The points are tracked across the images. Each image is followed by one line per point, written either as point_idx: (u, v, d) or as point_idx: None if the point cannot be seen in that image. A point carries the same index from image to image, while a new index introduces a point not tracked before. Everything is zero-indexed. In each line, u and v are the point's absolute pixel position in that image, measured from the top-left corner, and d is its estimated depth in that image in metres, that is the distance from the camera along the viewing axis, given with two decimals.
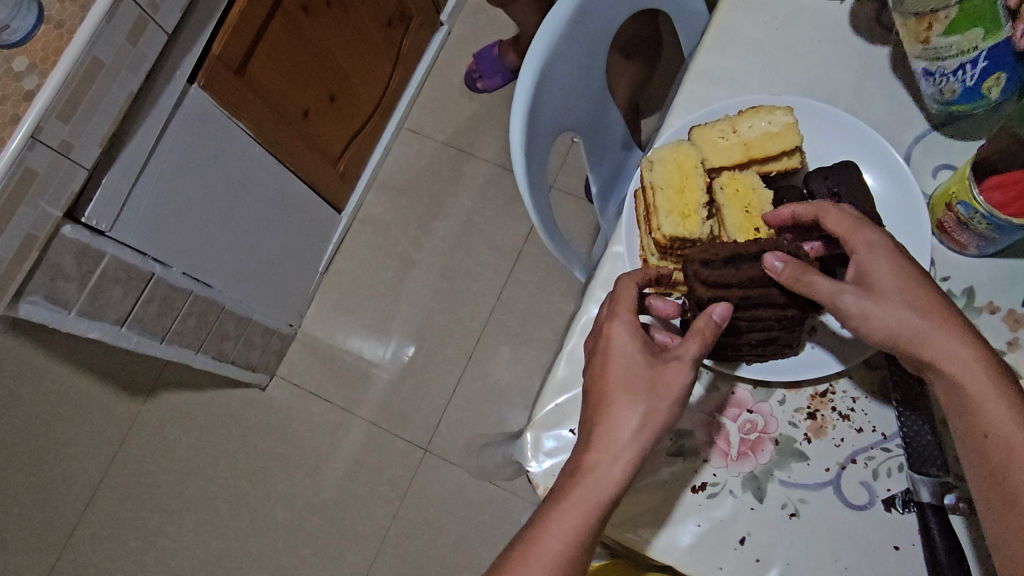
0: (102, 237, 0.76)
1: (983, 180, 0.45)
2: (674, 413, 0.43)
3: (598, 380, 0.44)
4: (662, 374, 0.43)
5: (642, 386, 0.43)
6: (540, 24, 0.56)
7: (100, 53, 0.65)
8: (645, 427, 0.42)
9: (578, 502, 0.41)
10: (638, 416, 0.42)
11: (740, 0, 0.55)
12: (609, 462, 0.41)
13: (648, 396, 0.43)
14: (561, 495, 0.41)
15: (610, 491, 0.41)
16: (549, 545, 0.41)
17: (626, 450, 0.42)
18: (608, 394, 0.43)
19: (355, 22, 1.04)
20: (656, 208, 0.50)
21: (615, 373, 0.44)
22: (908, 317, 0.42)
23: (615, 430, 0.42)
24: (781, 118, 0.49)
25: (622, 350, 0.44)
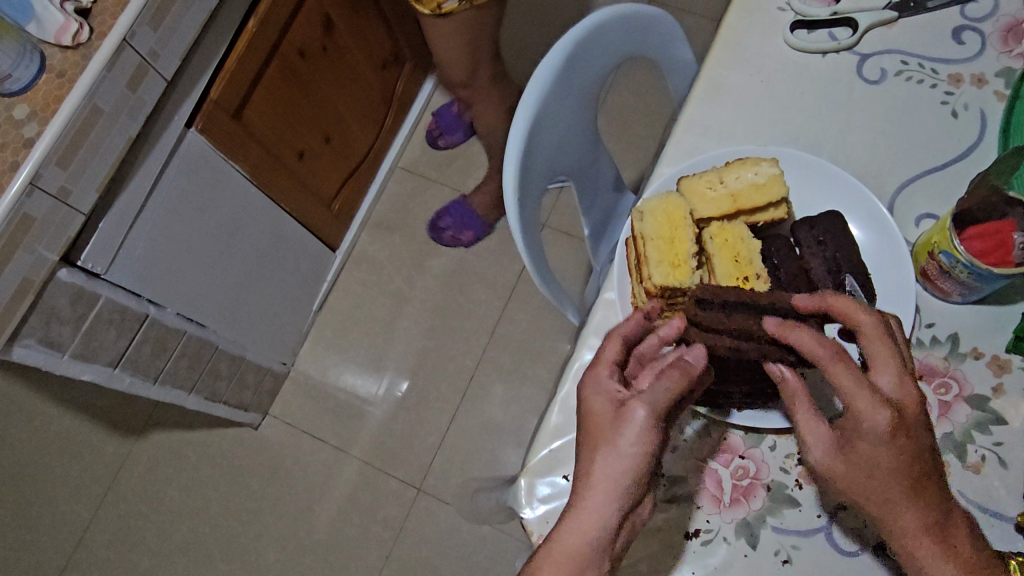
0: (98, 279, 0.76)
1: (963, 231, 0.47)
2: (650, 457, 0.42)
3: (582, 436, 0.44)
4: (630, 419, 0.42)
5: (612, 435, 0.42)
6: (533, 74, 0.58)
7: (101, 100, 0.66)
8: (618, 477, 0.42)
9: (557, 556, 0.40)
10: (610, 466, 0.42)
11: (725, 54, 0.57)
12: (584, 518, 0.41)
13: (619, 446, 0.42)
14: (550, 539, 0.42)
15: (588, 545, 0.40)
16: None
17: (602, 503, 0.41)
18: (588, 449, 0.43)
19: (351, 66, 1.07)
20: (646, 259, 0.50)
21: (593, 430, 0.44)
22: (890, 472, 0.39)
23: (588, 482, 0.42)
24: (767, 170, 0.50)
25: (600, 403, 0.44)
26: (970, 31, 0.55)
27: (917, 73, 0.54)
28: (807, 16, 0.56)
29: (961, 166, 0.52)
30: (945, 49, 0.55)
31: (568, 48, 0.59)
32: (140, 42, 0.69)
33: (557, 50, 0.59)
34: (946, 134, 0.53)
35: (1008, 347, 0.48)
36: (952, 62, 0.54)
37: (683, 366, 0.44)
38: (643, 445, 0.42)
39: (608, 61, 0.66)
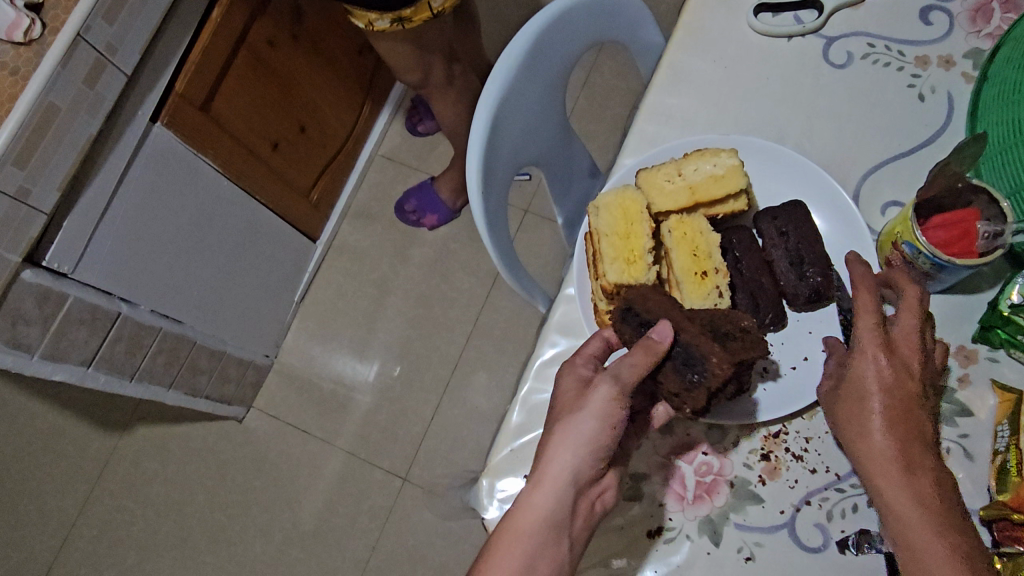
0: (65, 279, 0.75)
1: (927, 220, 0.46)
2: (609, 434, 0.43)
3: (550, 418, 0.45)
4: (596, 395, 0.43)
5: (576, 410, 0.43)
6: (496, 62, 0.56)
7: (57, 98, 0.65)
8: (578, 454, 0.42)
9: (514, 532, 0.42)
10: (561, 437, 0.43)
11: (688, 41, 0.55)
12: (541, 492, 0.42)
13: (579, 420, 0.43)
14: (504, 527, 0.42)
15: (542, 518, 0.41)
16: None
17: (562, 482, 0.42)
18: (552, 425, 0.44)
19: (325, 54, 1.05)
20: (600, 256, 0.49)
21: (560, 412, 0.44)
22: (877, 394, 0.42)
23: (546, 461, 0.43)
24: (726, 161, 0.49)
25: (563, 388, 0.45)
26: (938, 11, 0.53)
27: (885, 56, 0.53)
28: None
29: (927, 152, 0.51)
30: (912, 31, 0.53)
31: (532, 35, 0.58)
32: (95, 37, 0.67)
33: (520, 37, 0.57)
34: (912, 120, 0.52)
35: (975, 337, 0.48)
36: (919, 44, 0.53)
37: (649, 345, 0.44)
38: (602, 423, 0.43)
39: (575, 48, 0.65)
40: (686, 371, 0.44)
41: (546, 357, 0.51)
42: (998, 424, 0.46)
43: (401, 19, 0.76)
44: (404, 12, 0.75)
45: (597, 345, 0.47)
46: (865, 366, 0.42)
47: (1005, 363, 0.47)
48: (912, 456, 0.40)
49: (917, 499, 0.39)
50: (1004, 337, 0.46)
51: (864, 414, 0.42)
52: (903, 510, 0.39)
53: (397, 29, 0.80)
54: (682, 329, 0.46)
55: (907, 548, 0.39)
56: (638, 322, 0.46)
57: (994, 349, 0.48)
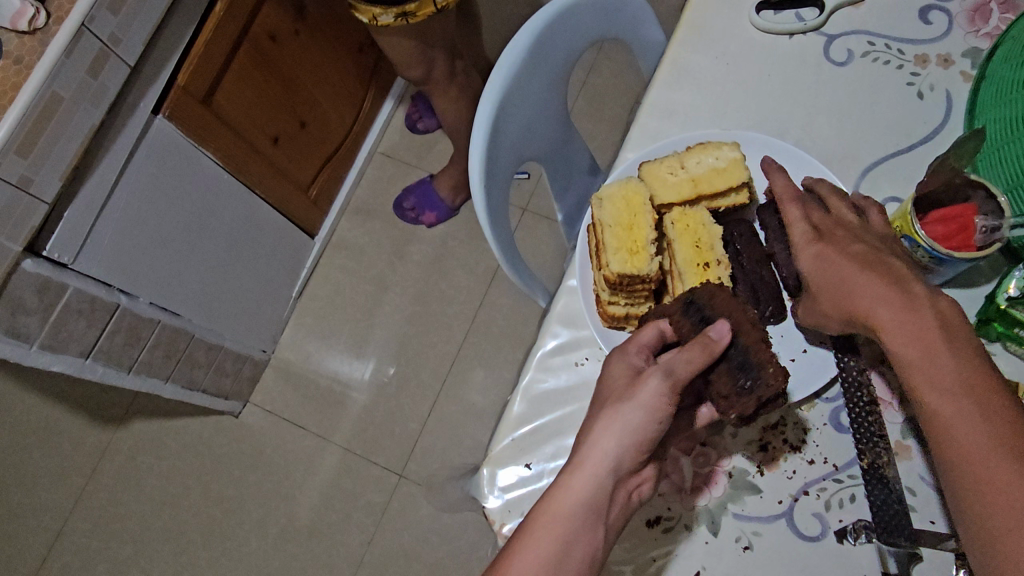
0: (65, 270, 0.75)
1: (925, 216, 0.46)
2: (654, 427, 0.43)
3: (595, 407, 0.45)
4: (645, 386, 0.43)
5: (623, 400, 0.43)
6: (500, 55, 0.56)
7: (60, 88, 0.65)
8: (622, 443, 0.42)
9: (550, 511, 0.42)
10: (605, 423, 0.43)
11: (689, 37, 0.56)
12: (582, 477, 0.42)
13: (627, 409, 0.43)
14: (540, 510, 0.42)
15: (581, 502, 0.42)
16: (525, 564, 0.40)
17: (603, 468, 0.42)
18: (597, 414, 0.44)
19: (326, 50, 1.05)
20: (604, 246, 0.49)
21: (605, 401, 0.45)
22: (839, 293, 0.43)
23: (590, 447, 0.43)
24: (727, 154, 0.50)
25: (612, 377, 0.45)
26: (937, 10, 0.54)
27: (883, 54, 0.54)
28: None
29: (925, 149, 0.52)
30: (911, 30, 0.54)
31: (537, 29, 0.58)
32: (100, 27, 0.67)
33: (524, 31, 0.58)
34: (911, 117, 0.52)
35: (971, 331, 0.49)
36: (918, 42, 0.54)
37: (705, 339, 0.43)
38: (649, 416, 0.43)
39: (578, 44, 0.65)
40: (742, 374, 0.44)
41: (549, 349, 0.51)
42: None
43: (405, 13, 0.77)
44: (409, 6, 0.76)
45: (651, 335, 0.46)
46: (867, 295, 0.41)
47: (1001, 356, 0.48)
48: (947, 358, 0.37)
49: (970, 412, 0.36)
50: (1000, 331, 0.47)
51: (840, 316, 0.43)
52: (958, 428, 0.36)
53: (400, 24, 0.80)
54: (742, 330, 0.45)
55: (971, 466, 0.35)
56: (698, 316, 0.46)
57: (990, 343, 0.48)
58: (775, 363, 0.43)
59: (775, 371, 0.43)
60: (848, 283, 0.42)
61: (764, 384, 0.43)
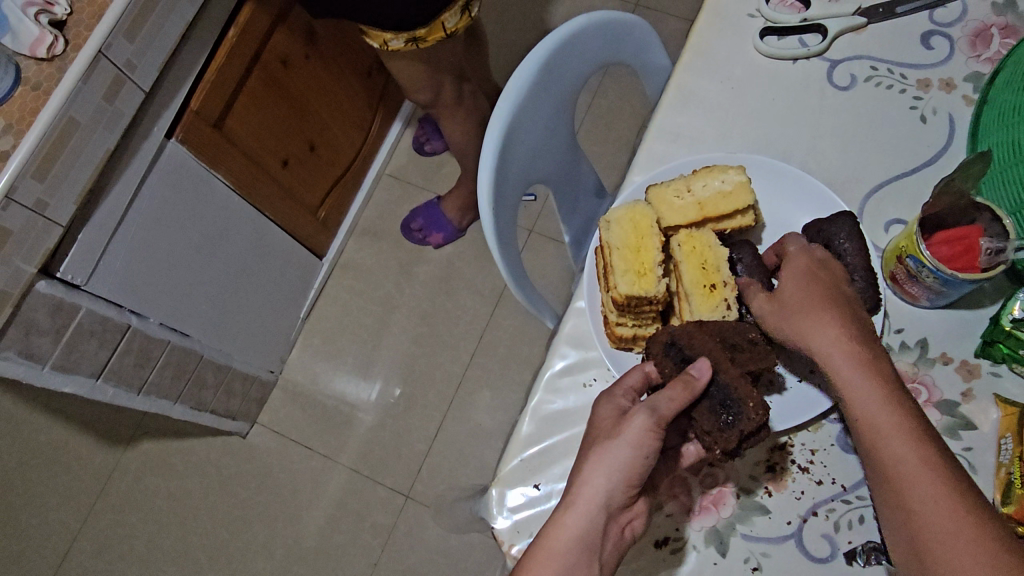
0: (78, 291, 0.76)
1: (930, 236, 0.47)
2: (642, 463, 0.43)
3: (586, 443, 0.46)
4: (631, 423, 0.44)
5: (611, 437, 0.44)
6: (508, 81, 0.57)
7: (77, 113, 0.66)
8: (609, 479, 0.43)
9: (546, 549, 0.42)
10: (591, 461, 0.44)
11: (695, 63, 0.57)
12: (573, 514, 0.43)
13: (615, 446, 0.44)
14: (536, 549, 0.43)
15: (574, 539, 0.42)
16: None
17: (595, 504, 0.43)
18: (586, 453, 0.45)
19: (335, 75, 1.07)
20: (611, 268, 0.49)
21: (595, 439, 0.45)
22: (807, 301, 0.46)
23: (582, 484, 0.44)
24: (733, 177, 0.50)
25: (599, 415, 0.46)
26: (939, 36, 0.55)
27: (886, 78, 0.55)
28: (777, 23, 0.56)
29: (929, 172, 0.52)
30: (915, 55, 0.55)
31: (545, 55, 0.59)
32: (116, 54, 0.69)
33: (534, 56, 0.59)
34: (915, 141, 0.53)
35: (977, 352, 0.49)
36: (921, 67, 0.55)
37: (687, 380, 0.45)
38: (635, 451, 0.43)
39: (585, 70, 0.67)
40: (723, 414, 0.45)
41: (557, 369, 0.52)
42: (1001, 436, 0.47)
43: (415, 39, 0.78)
44: (419, 32, 0.77)
45: (635, 377, 0.48)
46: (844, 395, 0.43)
47: (1007, 377, 0.48)
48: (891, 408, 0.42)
49: (937, 510, 0.39)
50: (1005, 351, 0.47)
51: (794, 311, 0.46)
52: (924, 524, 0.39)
53: (410, 49, 0.82)
54: (723, 371, 0.46)
55: (935, 561, 0.38)
56: (679, 356, 0.47)
57: (996, 364, 0.48)
58: (753, 401, 0.45)
59: (754, 406, 0.45)
60: (823, 318, 0.45)
61: (745, 418, 0.45)
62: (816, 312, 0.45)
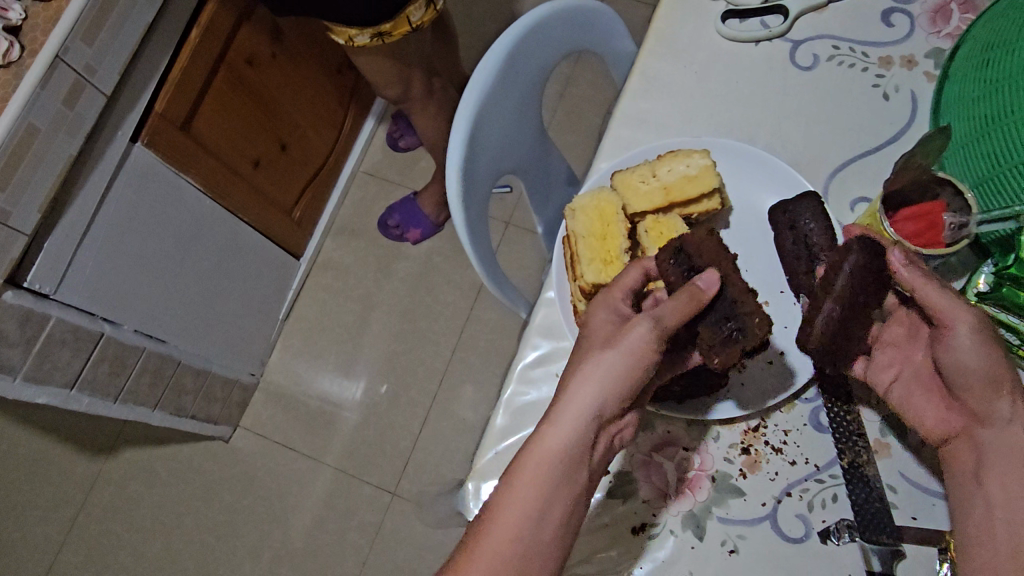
0: (46, 300, 0.75)
1: (895, 212, 0.48)
2: (638, 375, 0.43)
3: (579, 350, 0.46)
4: (631, 332, 0.43)
5: (608, 346, 0.44)
6: (473, 71, 0.57)
7: (36, 119, 0.65)
8: (600, 388, 0.43)
9: (531, 456, 0.42)
10: (585, 370, 0.43)
11: (658, 48, 0.57)
12: (561, 422, 0.42)
13: (611, 356, 0.43)
14: (521, 456, 0.42)
15: (560, 448, 0.42)
16: (507, 516, 0.41)
17: (584, 414, 0.42)
18: (580, 362, 0.45)
19: (304, 71, 1.06)
20: (578, 258, 0.51)
21: (591, 345, 0.45)
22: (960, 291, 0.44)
23: (571, 392, 0.43)
24: (698, 162, 0.50)
25: (599, 318, 0.46)
26: (899, 13, 0.55)
27: (849, 57, 0.55)
28: (738, 5, 0.56)
29: (894, 148, 0.53)
30: (876, 33, 0.55)
31: (509, 44, 0.59)
32: (74, 59, 0.68)
33: (498, 45, 0.58)
34: (878, 118, 0.53)
35: None
36: (883, 44, 0.55)
37: (693, 292, 0.44)
38: (632, 362, 0.43)
39: (550, 59, 0.66)
40: (721, 328, 0.45)
41: (529, 360, 0.51)
42: None
43: (380, 34, 0.77)
44: (384, 27, 0.76)
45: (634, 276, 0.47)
46: (995, 430, 0.41)
47: None
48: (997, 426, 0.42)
49: None
50: None
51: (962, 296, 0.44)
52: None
53: (376, 44, 0.81)
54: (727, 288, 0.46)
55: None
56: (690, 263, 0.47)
57: None
58: (760, 317, 0.45)
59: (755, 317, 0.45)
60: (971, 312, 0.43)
61: (750, 333, 0.45)
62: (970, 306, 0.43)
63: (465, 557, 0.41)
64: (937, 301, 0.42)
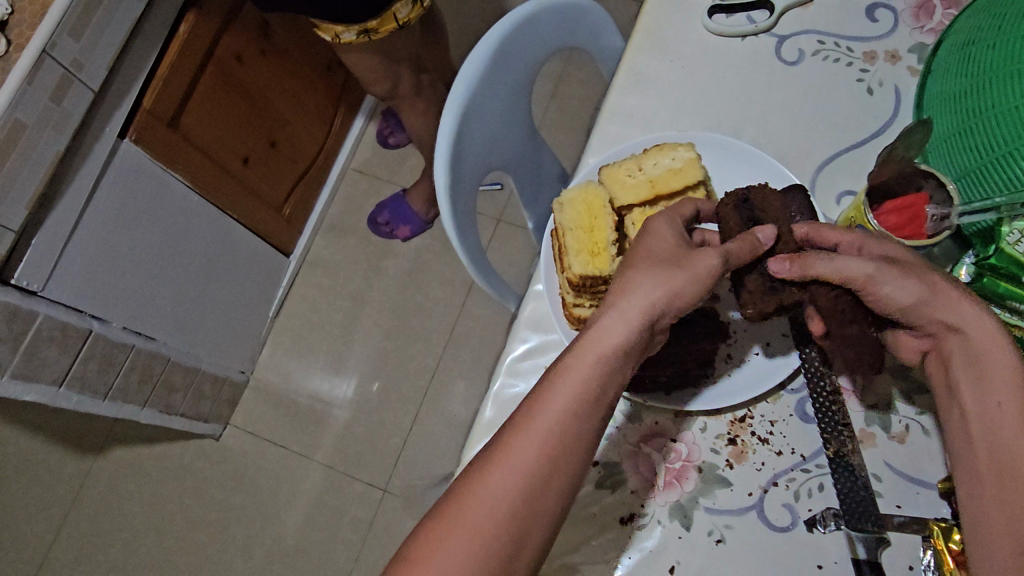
0: (34, 297, 0.75)
1: (878, 206, 0.48)
2: (695, 294, 0.43)
3: (637, 255, 0.45)
4: (702, 256, 0.43)
5: (680, 264, 0.43)
6: (460, 66, 0.57)
7: (23, 115, 0.65)
8: (654, 294, 0.42)
9: (588, 351, 0.41)
10: (649, 274, 0.43)
11: (645, 43, 0.57)
12: (617, 318, 0.42)
13: (681, 273, 0.43)
14: (573, 350, 0.42)
15: (616, 344, 0.41)
16: (551, 411, 0.40)
17: (642, 317, 0.42)
18: (640, 265, 0.44)
19: (293, 67, 1.05)
20: (565, 249, 0.50)
21: (655, 253, 0.44)
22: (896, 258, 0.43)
23: (632, 291, 0.43)
24: (683, 155, 0.51)
25: (663, 229, 0.46)
26: (883, 9, 0.56)
27: (833, 52, 0.55)
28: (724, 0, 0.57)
29: (879, 142, 0.53)
30: (860, 28, 0.56)
31: (496, 39, 0.59)
32: (61, 53, 0.67)
33: (485, 40, 0.58)
34: (863, 113, 0.54)
35: None
36: (866, 40, 0.55)
37: (753, 241, 0.45)
38: (698, 282, 0.43)
39: (539, 54, 0.67)
40: (771, 277, 0.46)
41: (518, 353, 0.52)
42: None
43: (366, 31, 0.77)
44: (370, 24, 0.76)
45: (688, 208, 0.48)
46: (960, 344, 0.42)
47: None
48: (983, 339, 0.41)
49: None
50: None
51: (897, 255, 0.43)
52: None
53: (364, 41, 0.81)
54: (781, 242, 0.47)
55: None
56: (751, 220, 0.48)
57: None
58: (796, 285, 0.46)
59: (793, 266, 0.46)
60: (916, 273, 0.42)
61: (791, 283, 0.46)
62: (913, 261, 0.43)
63: (466, 490, 0.39)
64: (855, 270, 0.43)
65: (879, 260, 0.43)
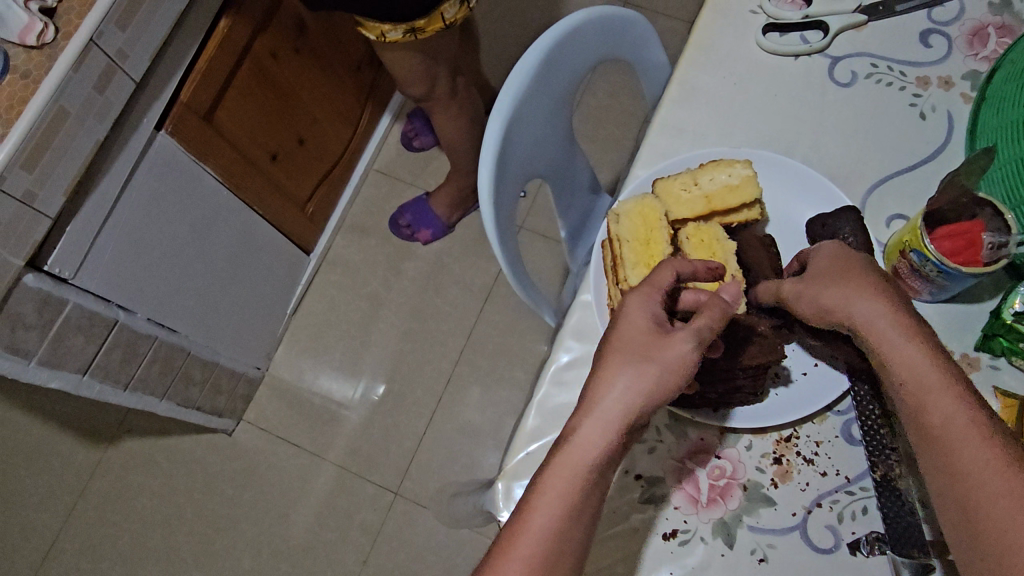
0: (65, 285, 0.75)
1: (933, 230, 0.47)
2: (674, 387, 0.41)
3: (608, 347, 0.43)
4: (674, 349, 0.41)
5: (649, 360, 0.41)
6: (509, 73, 0.57)
7: (67, 102, 0.65)
8: (628, 398, 0.40)
9: (561, 466, 0.40)
10: (616, 371, 0.41)
11: (699, 58, 0.57)
12: (591, 427, 0.40)
13: (653, 370, 0.41)
14: (546, 465, 0.41)
15: (591, 454, 0.40)
16: (530, 529, 0.39)
17: (614, 419, 0.40)
18: (609, 359, 0.42)
19: (324, 66, 1.05)
20: (622, 261, 0.50)
21: (624, 345, 0.42)
22: (827, 273, 0.44)
23: (602, 393, 0.41)
24: (740, 172, 0.51)
25: (632, 312, 0.43)
26: (937, 35, 0.56)
27: (886, 76, 0.55)
28: (778, 19, 0.57)
29: (931, 167, 0.53)
30: (913, 53, 0.56)
31: (546, 47, 0.59)
32: (107, 43, 0.67)
33: (535, 49, 0.58)
34: (915, 137, 0.54)
35: (977, 345, 0.50)
36: (920, 65, 0.55)
37: (722, 305, 0.43)
38: (673, 376, 0.41)
39: (584, 65, 0.67)
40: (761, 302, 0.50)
41: (564, 362, 0.51)
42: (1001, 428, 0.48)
43: (413, 30, 0.77)
44: (417, 23, 0.76)
45: (666, 275, 0.45)
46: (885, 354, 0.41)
47: (1006, 370, 0.49)
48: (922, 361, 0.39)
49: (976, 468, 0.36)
50: (1005, 345, 0.48)
51: (820, 273, 0.44)
52: (975, 486, 0.36)
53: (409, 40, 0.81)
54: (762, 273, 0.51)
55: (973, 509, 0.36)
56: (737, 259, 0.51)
57: (995, 357, 0.50)
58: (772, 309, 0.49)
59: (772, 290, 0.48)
60: (840, 298, 0.42)
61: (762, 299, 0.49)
62: (841, 278, 0.43)
63: None
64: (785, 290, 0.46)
65: (801, 281, 0.45)
